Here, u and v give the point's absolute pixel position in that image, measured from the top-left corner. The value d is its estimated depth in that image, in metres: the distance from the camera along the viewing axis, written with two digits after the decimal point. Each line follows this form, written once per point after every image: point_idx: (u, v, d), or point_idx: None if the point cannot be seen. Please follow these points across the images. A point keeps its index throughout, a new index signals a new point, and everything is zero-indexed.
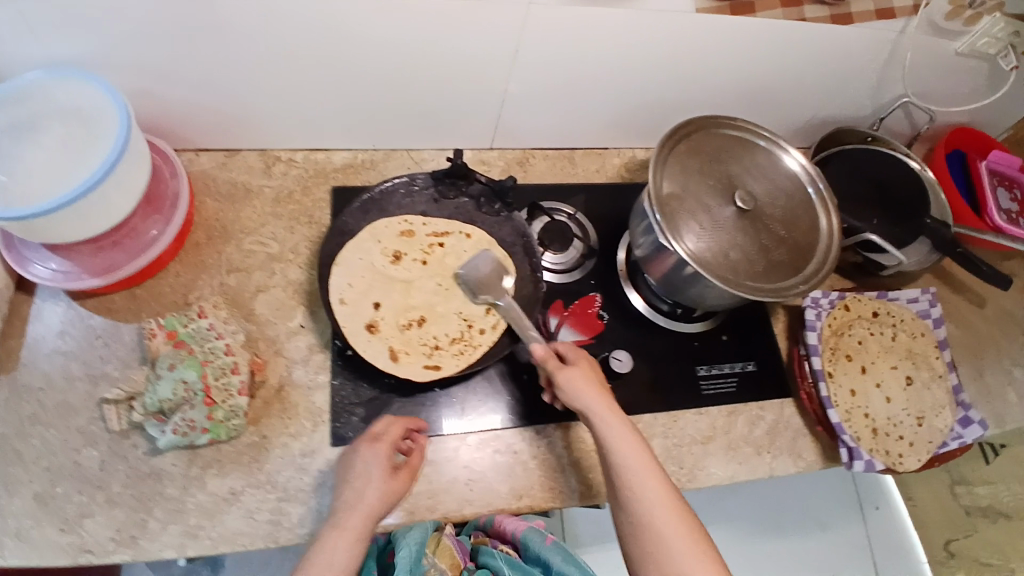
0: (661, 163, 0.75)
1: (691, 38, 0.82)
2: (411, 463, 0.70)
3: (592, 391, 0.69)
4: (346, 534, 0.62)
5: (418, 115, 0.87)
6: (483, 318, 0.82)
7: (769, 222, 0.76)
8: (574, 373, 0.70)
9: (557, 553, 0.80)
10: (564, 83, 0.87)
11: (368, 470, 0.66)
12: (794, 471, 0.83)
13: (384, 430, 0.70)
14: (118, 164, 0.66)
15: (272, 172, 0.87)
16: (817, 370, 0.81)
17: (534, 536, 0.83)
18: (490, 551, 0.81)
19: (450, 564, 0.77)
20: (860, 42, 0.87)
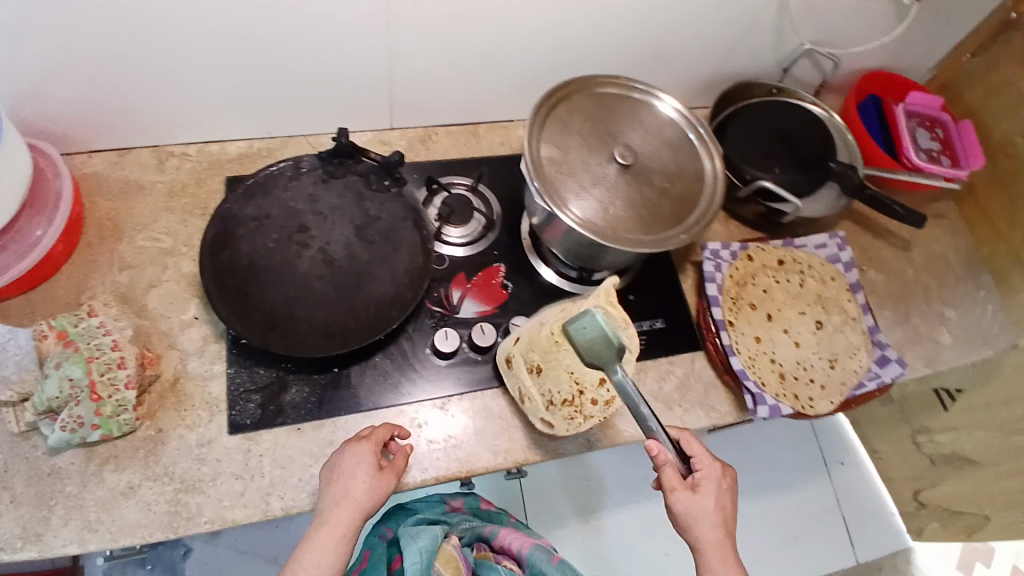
0: (540, 127, 0.76)
1: (566, 0, 0.81)
2: (405, 459, 0.71)
3: (713, 519, 0.67)
4: (332, 534, 0.65)
5: (306, 98, 0.87)
6: (596, 386, 0.73)
7: (651, 174, 0.77)
8: (708, 497, 0.68)
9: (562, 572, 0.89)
10: (449, 57, 0.85)
11: (354, 469, 0.69)
12: (708, 423, 0.83)
13: (371, 431, 0.72)
14: None
15: (164, 167, 0.87)
16: (718, 320, 0.81)
17: (541, 555, 0.91)
18: (495, 565, 0.90)
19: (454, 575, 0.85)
20: None
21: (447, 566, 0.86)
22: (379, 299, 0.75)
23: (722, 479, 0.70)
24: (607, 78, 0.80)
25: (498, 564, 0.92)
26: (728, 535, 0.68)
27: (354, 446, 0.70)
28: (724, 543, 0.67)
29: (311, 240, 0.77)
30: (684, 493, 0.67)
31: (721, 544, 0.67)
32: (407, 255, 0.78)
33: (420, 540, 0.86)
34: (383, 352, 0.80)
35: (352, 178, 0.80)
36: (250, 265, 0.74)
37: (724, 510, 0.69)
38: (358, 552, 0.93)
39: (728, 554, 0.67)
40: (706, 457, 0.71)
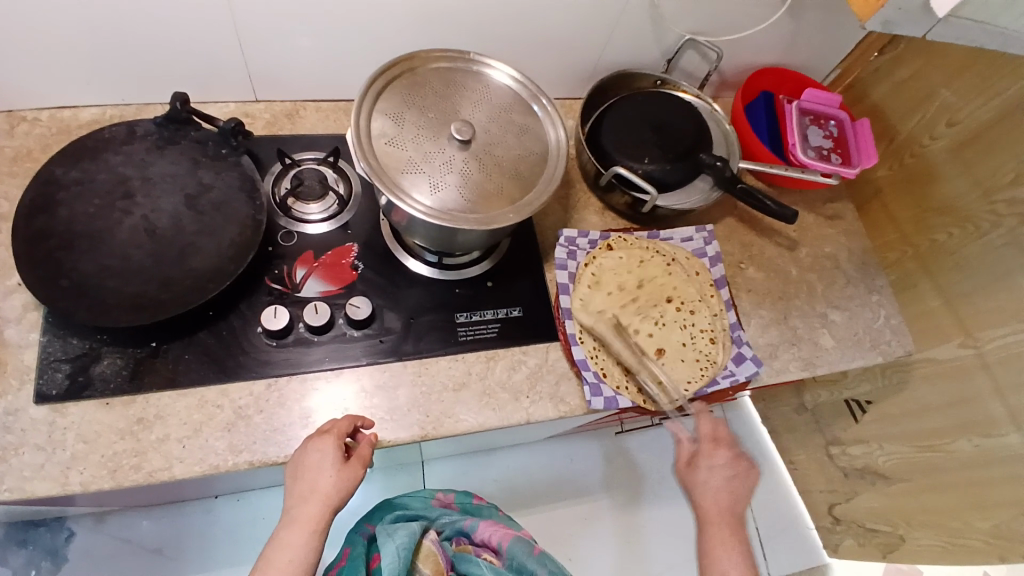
0: (373, 98, 0.73)
1: None
2: (368, 447, 0.71)
3: (698, 496, 0.77)
4: (301, 530, 0.65)
5: (162, 68, 0.84)
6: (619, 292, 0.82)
7: (491, 153, 0.74)
8: (702, 473, 0.78)
9: (545, 565, 0.83)
10: (306, 28, 0.82)
11: (318, 464, 0.68)
12: (555, 416, 0.79)
13: (331, 423, 0.72)
14: None
15: (13, 132, 0.84)
16: (564, 309, 0.81)
17: (522, 548, 0.85)
18: (474, 559, 0.84)
19: (432, 570, 0.81)
20: None
21: (427, 563, 0.81)
22: (199, 273, 0.72)
23: (718, 456, 0.79)
24: (457, 54, 0.77)
25: (478, 558, 0.85)
26: (725, 512, 0.76)
27: (313, 445, 0.69)
28: (713, 521, 0.75)
29: (135, 207, 0.74)
30: (687, 476, 0.80)
31: (709, 519, 0.75)
32: (234, 228, 0.75)
33: (397, 537, 0.80)
34: (210, 328, 0.77)
35: (188, 144, 0.78)
36: (66, 230, 0.72)
37: (725, 487, 0.77)
38: (339, 549, 0.87)
39: (717, 533, 0.74)
40: (704, 436, 0.80)
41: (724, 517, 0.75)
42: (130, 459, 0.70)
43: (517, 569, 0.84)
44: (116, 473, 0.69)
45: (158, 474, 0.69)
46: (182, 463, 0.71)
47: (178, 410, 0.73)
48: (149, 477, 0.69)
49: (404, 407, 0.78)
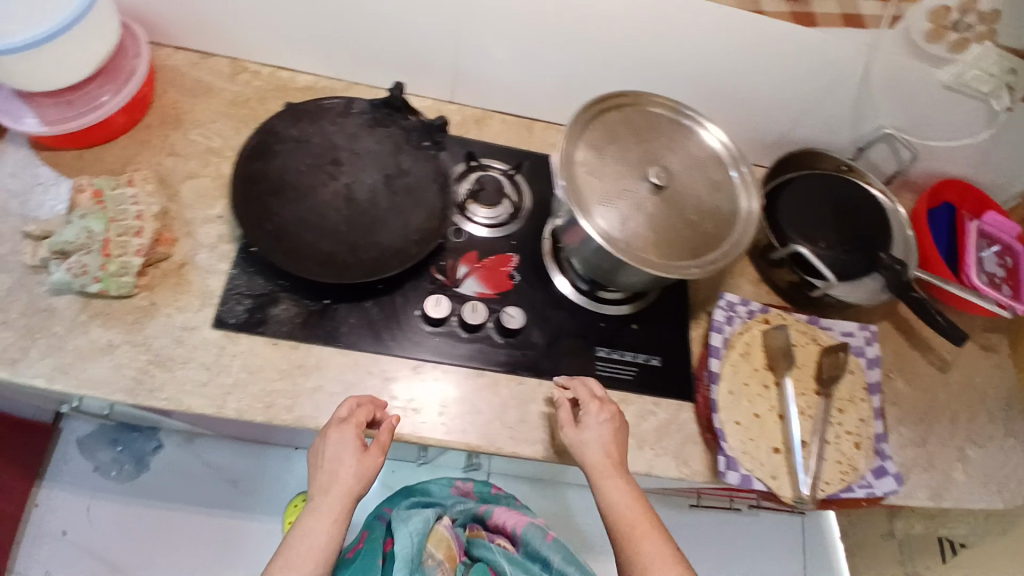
0: (580, 128, 0.75)
1: (637, 14, 0.82)
2: (388, 433, 0.70)
3: (596, 451, 0.71)
4: (325, 518, 0.65)
5: (383, 51, 0.89)
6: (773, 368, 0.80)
7: (683, 201, 0.74)
8: (589, 428, 0.73)
9: (557, 552, 0.84)
10: (524, 43, 0.87)
11: (337, 454, 0.68)
12: (675, 475, 0.78)
13: (350, 412, 0.71)
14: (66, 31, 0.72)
15: (236, 79, 0.91)
16: (714, 372, 0.78)
17: (534, 534, 0.88)
18: (488, 544, 0.86)
19: (446, 556, 0.82)
20: (830, 55, 0.85)
21: (442, 547, 0.82)
22: (383, 247, 0.76)
23: (606, 412, 0.74)
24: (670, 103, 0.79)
25: (491, 543, 0.88)
26: (614, 463, 0.71)
27: (337, 429, 0.70)
28: (609, 469, 0.70)
29: (339, 174, 0.80)
30: (569, 429, 0.73)
31: (603, 468, 0.70)
32: (422, 215, 0.79)
33: (411, 523, 0.83)
34: (376, 300, 0.81)
35: (396, 129, 0.83)
36: (276, 180, 0.77)
37: (614, 439, 0.72)
38: (359, 533, 0.92)
39: (609, 478, 0.69)
40: (589, 397, 0.75)
41: (617, 463, 0.71)
42: (283, 401, 0.74)
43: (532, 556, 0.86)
44: (269, 411, 0.73)
45: (306, 421, 0.74)
46: (325, 416, 0.74)
47: (331, 368, 0.77)
48: (297, 422, 0.73)
49: (531, 424, 0.78)
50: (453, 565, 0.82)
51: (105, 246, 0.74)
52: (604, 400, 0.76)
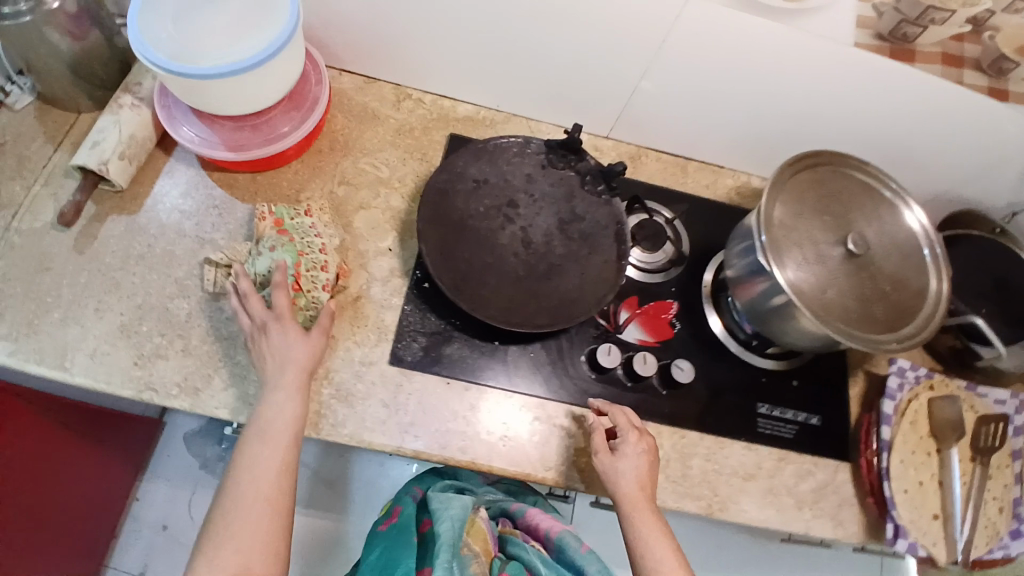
0: (779, 187, 0.75)
1: (827, 73, 0.80)
2: (327, 317, 0.74)
3: (629, 483, 0.68)
4: (289, 393, 0.68)
5: (552, 88, 0.88)
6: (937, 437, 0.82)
7: (876, 272, 0.75)
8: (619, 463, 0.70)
9: (593, 562, 0.77)
10: (701, 91, 0.86)
11: (286, 342, 0.69)
12: (832, 537, 0.80)
13: (275, 301, 0.71)
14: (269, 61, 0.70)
15: (400, 106, 0.91)
16: (883, 441, 0.81)
17: (570, 541, 0.81)
18: (523, 543, 0.81)
19: (482, 549, 0.78)
20: (1010, 128, 0.84)
21: (478, 541, 0.79)
22: (565, 294, 0.76)
23: (645, 443, 0.71)
24: (859, 164, 0.80)
25: (525, 543, 0.83)
26: (647, 497, 0.68)
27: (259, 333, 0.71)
28: (642, 503, 0.67)
29: (516, 217, 0.79)
30: (604, 456, 0.71)
31: (636, 502, 0.67)
32: (599, 265, 0.77)
33: (452, 509, 0.78)
34: (544, 343, 0.81)
35: (570, 173, 0.82)
36: (459, 221, 0.77)
37: (648, 470, 0.70)
38: (390, 507, 0.89)
39: (641, 511, 0.67)
40: (630, 427, 0.72)
41: (647, 498, 0.68)
42: (458, 442, 0.74)
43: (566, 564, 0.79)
44: (446, 453, 0.73)
45: (481, 464, 0.74)
46: (499, 458, 0.74)
47: (501, 411, 0.77)
48: (472, 464, 0.74)
49: (694, 478, 0.78)
50: (489, 561, 0.77)
51: (263, 261, 0.74)
52: (642, 431, 0.73)
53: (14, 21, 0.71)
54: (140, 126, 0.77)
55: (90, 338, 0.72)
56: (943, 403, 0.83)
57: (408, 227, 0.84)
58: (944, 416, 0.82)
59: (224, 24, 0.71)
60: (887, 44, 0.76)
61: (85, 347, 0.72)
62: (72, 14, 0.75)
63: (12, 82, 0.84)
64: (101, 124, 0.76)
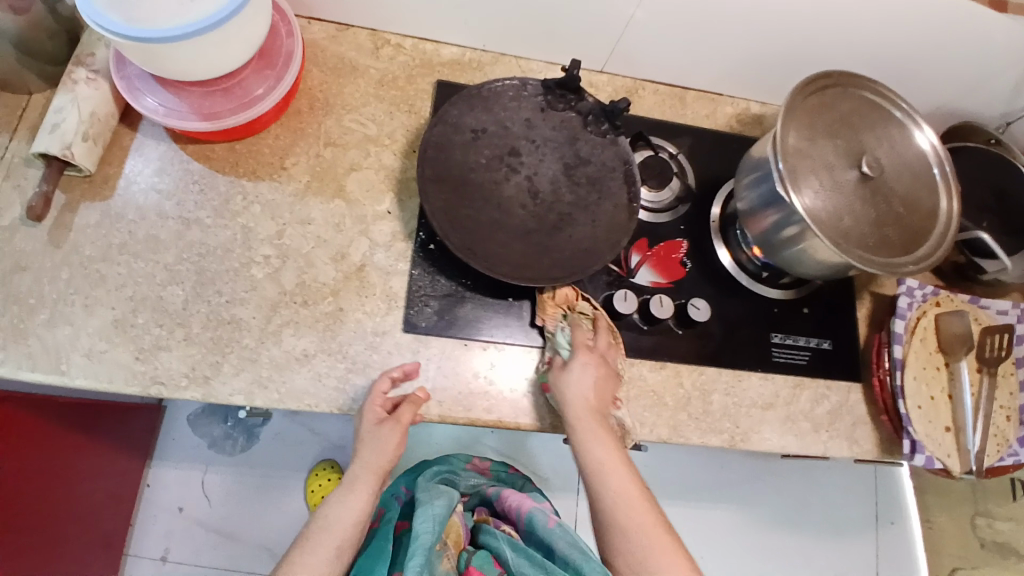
0: (791, 112, 0.72)
1: None
2: (410, 411, 0.70)
3: (588, 393, 0.70)
4: (361, 492, 0.70)
5: (541, 24, 0.83)
6: (944, 350, 0.85)
7: (889, 194, 0.74)
8: (573, 371, 0.71)
9: (563, 536, 0.78)
10: (700, 17, 0.81)
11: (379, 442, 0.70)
12: (848, 455, 0.82)
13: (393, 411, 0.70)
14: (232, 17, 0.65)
15: (380, 54, 0.85)
16: (897, 359, 0.83)
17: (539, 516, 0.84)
18: (494, 531, 0.83)
19: (453, 541, 0.80)
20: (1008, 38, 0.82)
21: (450, 533, 0.80)
22: (579, 244, 0.73)
23: (590, 357, 0.72)
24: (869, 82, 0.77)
25: (497, 529, 0.86)
26: (596, 407, 0.70)
27: (392, 433, 0.69)
28: (588, 416, 0.69)
29: (520, 166, 0.75)
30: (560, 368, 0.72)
31: (585, 411, 0.69)
32: (611, 207, 0.75)
33: (436, 503, 0.79)
34: (558, 295, 0.79)
35: (572, 115, 0.78)
36: (461, 176, 0.73)
37: (592, 388, 0.71)
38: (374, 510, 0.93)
39: (588, 425, 0.69)
40: (593, 357, 0.72)
41: (597, 409, 0.70)
42: (483, 403, 0.73)
43: (538, 539, 0.82)
44: (472, 415, 0.73)
45: (508, 422, 0.73)
46: (526, 416, 0.74)
47: (519, 369, 0.76)
48: (498, 422, 0.73)
49: (716, 413, 0.79)
50: (459, 551, 0.80)
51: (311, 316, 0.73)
52: (595, 348, 0.73)
53: None
54: (100, 101, 0.72)
55: (85, 337, 0.69)
56: (948, 317, 0.86)
57: (404, 186, 0.80)
58: (950, 329, 0.85)
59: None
60: None
61: (80, 347, 0.68)
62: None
63: None
64: (56, 103, 0.70)
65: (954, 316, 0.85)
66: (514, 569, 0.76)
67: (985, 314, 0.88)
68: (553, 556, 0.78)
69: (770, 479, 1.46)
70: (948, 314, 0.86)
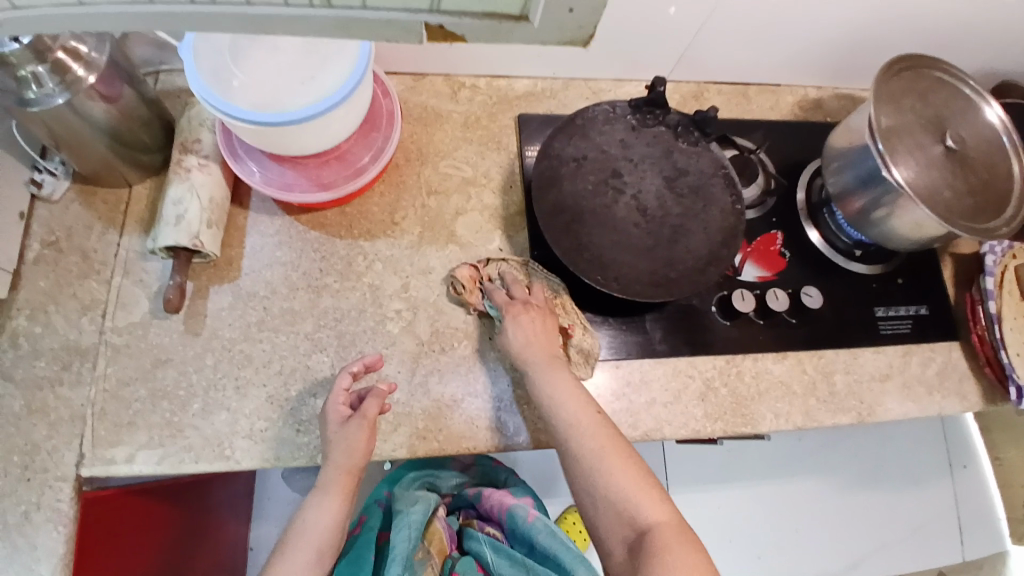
0: (879, 96, 0.76)
1: None
2: (374, 406, 0.68)
3: (540, 339, 0.71)
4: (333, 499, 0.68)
5: (612, 45, 0.85)
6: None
7: (974, 163, 0.78)
8: (515, 324, 0.71)
9: (540, 530, 0.81)
10: (765, 19, 0.83)
11: (341, 438, 0.66)
12: (962, 410, 0.86)
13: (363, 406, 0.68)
14: (330, 112, 0.65)
15: (458, 98, 0.87)
16: (993, 314, 0.86)
17: (518, 512, 0.85)
18: (475, 534, 0.84)
19: (438, 551, 0.81)
20: None
21: (433, 542, 0.82)
22: (696, 252, 0.76)
23: (521, 310, 0.72)
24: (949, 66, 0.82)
25: (479, 531, 0.87)
26: (553, 355, 0.71)
27: (359, 429, 0.66)
28: (547, 364, 0.70)
29: (624, 187, 0.78)
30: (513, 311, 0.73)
31: (538, 362, 0.70)
32: (717, 213, 0.77)
33: (412, 514, 0.82)
34: (674, 303, 0.82)
35: (662, 129, 0.80)
36: (573, 206, 0.76)
37: (533, 334, 0.71)
38: (356, 516, 0.93)
39: (564, 382, 0.69)
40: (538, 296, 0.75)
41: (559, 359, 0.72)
42: (627, 419, 0.76)
43: (520, 535, 0.83)
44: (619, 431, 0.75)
45: (653, 434, 0.76)
46: (668, 424, 0.77)
47: (652, 379, 0.78)
48: (644, 436, 0.76)
49: (840, 392, 0.82)
50: (444, 560, 0.81)
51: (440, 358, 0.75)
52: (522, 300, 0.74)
53: (43, 105, 0.63)
54: (214, 186, 0.72)
55: (242, 419, 0.70)
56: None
57: (510, 221, 0.82)
58: None
59: (279, 76, 0.66)
60: None
61: (240, 430, 0.70)
62: (102, 78, 0.66)
63: (40, 170, 0.76)
64: (173, 194, 0.70)
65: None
66: (495, 570, 0.79)
67: None
68: (533, 552, 0.80)
69: (845, 443, 1.49)
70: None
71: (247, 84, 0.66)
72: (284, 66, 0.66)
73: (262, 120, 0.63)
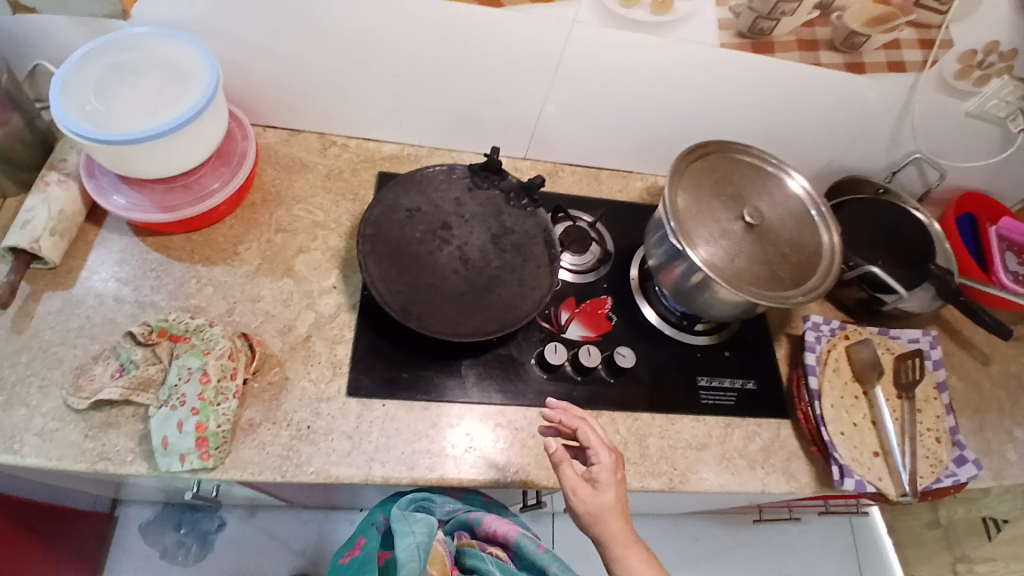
0: (678, 178, 0.84)
1: (704, 73, 0.89)
2: None
3: (613, 517, 0.64)
4: None
5: (467, 120, 0.95)
6: (866, 376, 0.89)
7: (775, 238, 0.84)
8: (598, 493, 0.64)
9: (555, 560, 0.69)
10: (601, 104, 0.93)
11: None
12: (787, 490, 0.84)
13: None
14: (151, 140, 0.72)
15: (327, 153, 0.96)
16: (813, 390, 0.87)
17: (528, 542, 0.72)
18: (480, 554, 0.71)
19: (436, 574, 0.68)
20: (870, 97, 0.95)
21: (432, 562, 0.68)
22: (506, 300, 0.81)
23: (607, 457, 0.67)
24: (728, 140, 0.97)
25: (484, 553, 0.72)
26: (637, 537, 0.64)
27: None
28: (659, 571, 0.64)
29: (451, 238, 0.84)
30: (585, 492, 0.64)
31: (622, 539, 0.63)
32: (532, 266, 0.83)
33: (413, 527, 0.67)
34: (495, 352, 0.85)
35: (494, 191, 0.88)
36: (397, 247, 0.82)
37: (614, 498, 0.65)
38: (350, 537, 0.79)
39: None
40: (602, 449, 0.67)
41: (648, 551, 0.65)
42: (426, 460, 0.76)
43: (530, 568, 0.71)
44: (414, 473, 0.75)
45: (449, 479, 0.75)
46: (467, 471, 0.77)
47: (460, 421, 0.80)
48: (439, 480, 0.75)
49: (652, 456, 0.83)
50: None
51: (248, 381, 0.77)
52: None
53: None
54: (67, 201, 0.79)
55: (36, 418, 0.71)
56: (858, 346, 0.91)
57: (350, 263, 0.88)
58: (867, 358, 0.89)
59: (127, 103, 0.74)
60: (751, 41, 0.85)
61: (30, 428, 0.71)
62: None
63: None
64: (28, 203, 0.77)
65: (864, 345, 0.91)
66: None
67: (892, 342, 0.94)
68: None
69: (744, 548, 1.41)
70: (859, 344, 0.91)
71: (97, 100, 0.73)
72: (138, 100, 0.74)
73: (84, 130, 0.70)
